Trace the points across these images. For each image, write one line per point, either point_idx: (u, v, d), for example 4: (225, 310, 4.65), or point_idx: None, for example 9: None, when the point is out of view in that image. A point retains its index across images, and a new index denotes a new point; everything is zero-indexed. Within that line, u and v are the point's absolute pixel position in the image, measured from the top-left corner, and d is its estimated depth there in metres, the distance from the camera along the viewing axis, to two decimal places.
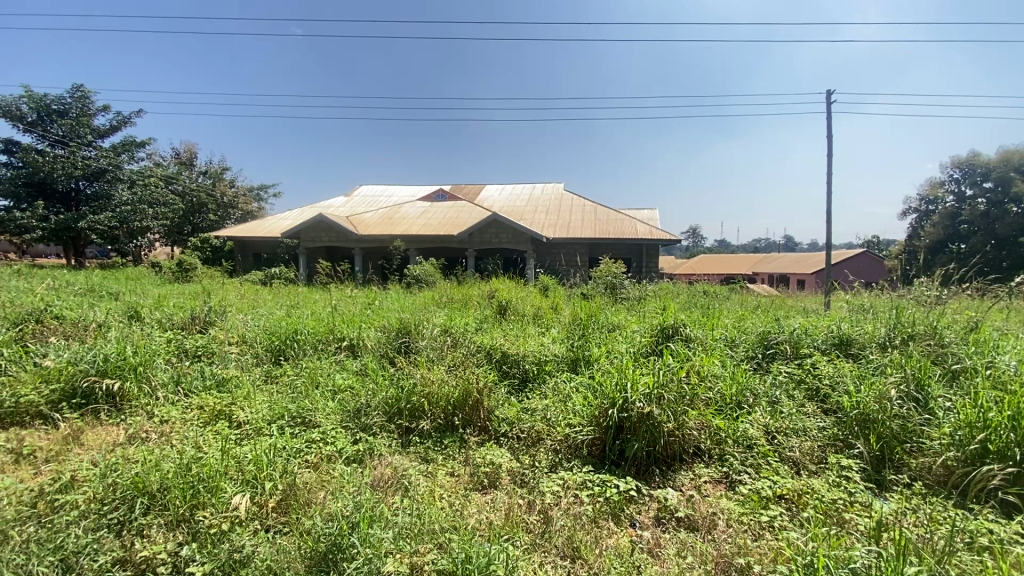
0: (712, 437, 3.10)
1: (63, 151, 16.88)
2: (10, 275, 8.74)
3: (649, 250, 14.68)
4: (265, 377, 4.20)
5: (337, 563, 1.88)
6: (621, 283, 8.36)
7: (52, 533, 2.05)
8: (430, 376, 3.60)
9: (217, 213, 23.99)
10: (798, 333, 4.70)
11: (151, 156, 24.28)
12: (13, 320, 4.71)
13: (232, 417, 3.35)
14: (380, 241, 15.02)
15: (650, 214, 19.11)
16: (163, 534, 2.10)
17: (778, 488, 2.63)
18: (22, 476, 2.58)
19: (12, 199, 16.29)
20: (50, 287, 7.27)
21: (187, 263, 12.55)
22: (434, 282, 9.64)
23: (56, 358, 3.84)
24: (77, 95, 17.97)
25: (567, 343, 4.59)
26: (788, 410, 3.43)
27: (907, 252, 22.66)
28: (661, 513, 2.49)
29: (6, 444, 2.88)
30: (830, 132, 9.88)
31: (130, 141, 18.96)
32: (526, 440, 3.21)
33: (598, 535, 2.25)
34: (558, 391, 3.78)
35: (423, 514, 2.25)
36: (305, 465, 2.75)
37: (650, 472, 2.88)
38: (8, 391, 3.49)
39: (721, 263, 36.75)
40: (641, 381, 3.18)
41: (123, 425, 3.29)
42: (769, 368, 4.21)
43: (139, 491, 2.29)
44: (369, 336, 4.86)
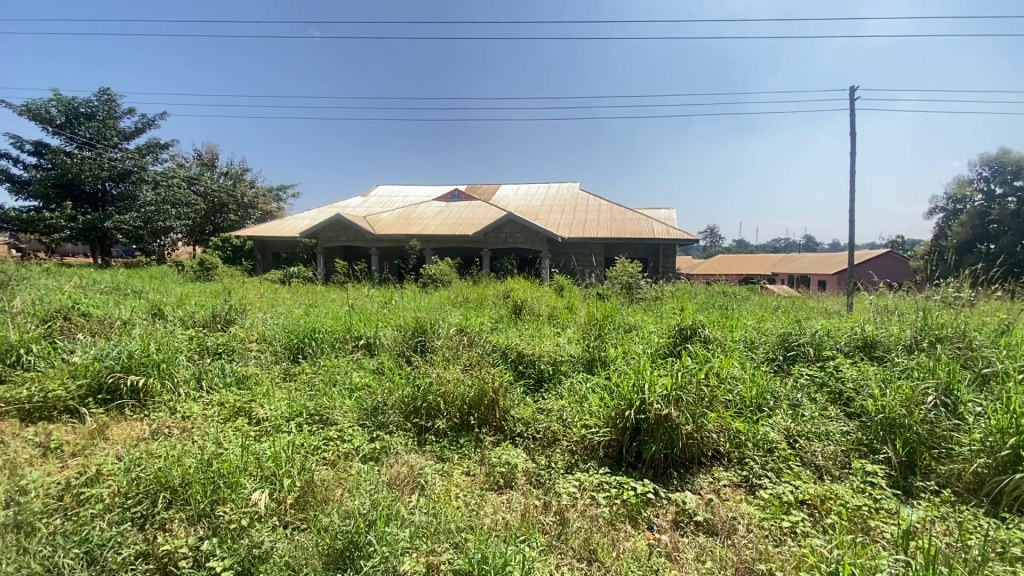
0: (731, 440, 3.05)
1: (91, 153, 17.33)
2: (40, 274, 9.00)
3: (666, 250, 14.56)
4: (283, 375, 4.24)
5: (354, 561, 1.89)
6: (638, 282, 8.25)
7: (78, 526, 2.11)
8: (446, 375, 3.61)
9: (238, 213, 24.42)
10: (820, 334, 4.59)
11: (174, 158, 24.86)
12: (43, 317, 4.83)
13: (252, 414, 3.40)
14: (396, 240, 15.09)
15: (668, 214, 18.88)
16: (185, 528, 2.13)
17: (800, 493, 2.57)
18: (51, 469, 2.65)
19: (42, 200, 16.76)
20: (78, 286, 7.46)
21: (209, 262, 12.77)
22: (450, 282, 9.65)
23: (84, 355, 3.94)
24: (104, 98, 18.43)
25: (583, 343, 4.56)
26: (810, 413, 3.35)
27: (933, 252, 22.06)
28: (679, 516, 2.46)
29: (35, 438, 2.97)
30: (854, 129, 9.64)
31: (154, 143, 19.39)
32: (542, 440, 3.19)
33: (615, 537, 2.22)
34: (575, 391, 3.76)
35: (439, 513, 2.24)
36: (323, 463, 2.78)
37: (668, 475, 2.85)
38: (37, 386, 3.59)
39: (741, 263, 36.24)
40: (659, 383, 3.14)
41: (146, 420, 3.36)
42: (790, 370, 4.14)
43: (162, 486, 2.34)
44: (386, 335, 4.88)
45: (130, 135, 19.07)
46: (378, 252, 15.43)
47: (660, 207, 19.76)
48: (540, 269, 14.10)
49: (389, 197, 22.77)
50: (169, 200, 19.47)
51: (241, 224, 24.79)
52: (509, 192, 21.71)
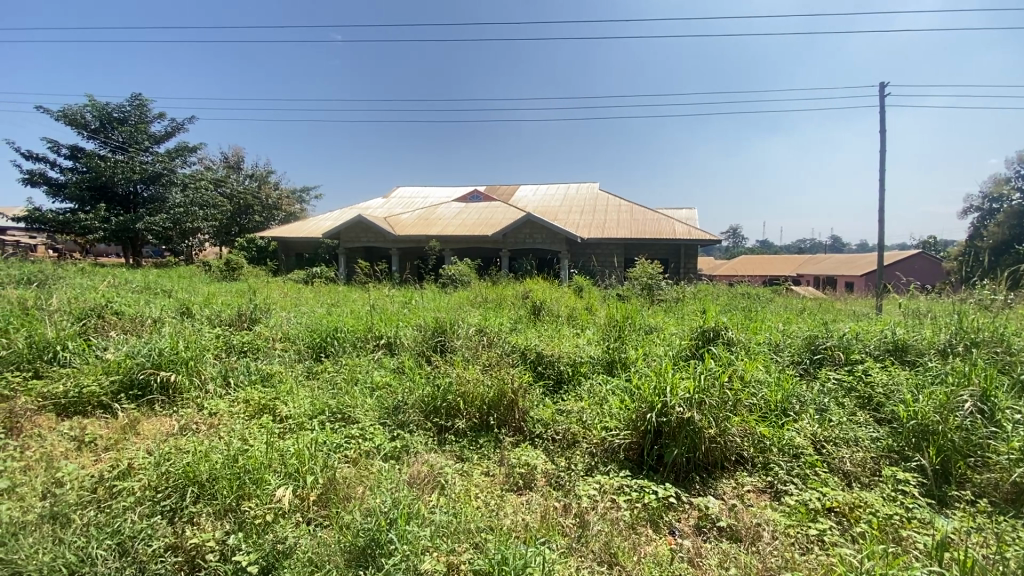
0: (755, 445, 2.99)
1: (123, 157, 17.88)
2: (75, 274, 9.32)
3: (687, 251, 14.37)
4: (306, 374, 4.31)
5: (376, 559, 1.91)
6: (658, 283, 8.15)
7: (110, 518, 2.18)
8: (465, 375, 3.62)
9: (263, 215, 24.95)
10: (848, 337, 4.47)
11: (202, 161, 25.56)
12: (78, 315, 5.00)
13: (276, 412, 3.46)
14: (416, 240, 15.18)
15: (689, 214, 18.65)
16: (212, 523, 2.18)
17: (828, 500, 2.50)
18: (85, 462, 2.74)
19: (77, 202, 17.38)
20: (111, 285, 7.72)
21: (235, 262, 13.06)
22: (469, 282, 9.69)
23: (116, 352, 4.08)
24: (135, 103, 19.01)
25: (603, 345, 4.53)
26: (838, 417, 3.27)
27: (967, 252, 21.30)
28: (702, 521, 2.42)
29: (71, 432, 3.08)
30: (884, 127, 9.38)
31: (183, 146, 19.92)
32: (561, 442, 3.18)
33: (635, 541, 2.20)
34: (595, 393, 3.73)
35: (460, 513, 2.25)
36: (345, 461, 2.81)
37: (690, 480, 2.80)
38: (73, 381, 3.73)
39: (765, 263, 35.70)
40: (681, 385, 3.10)
41: (175, 416, 3.45)
42: (816, 374, 4.03)
43: (190, 480, 2.40)
44: (406, 334, 4.92)
45: (160, 138, 19.63)
46: (399, 252, 15.55)
47: (681, 207, 19.53)
48: (559, 269, 14.07)
49: (409, 198, 23.01)
50: (197, 202, 20.02)
51: (266, 225, 25.33)
52: (528, 193, 21.71)
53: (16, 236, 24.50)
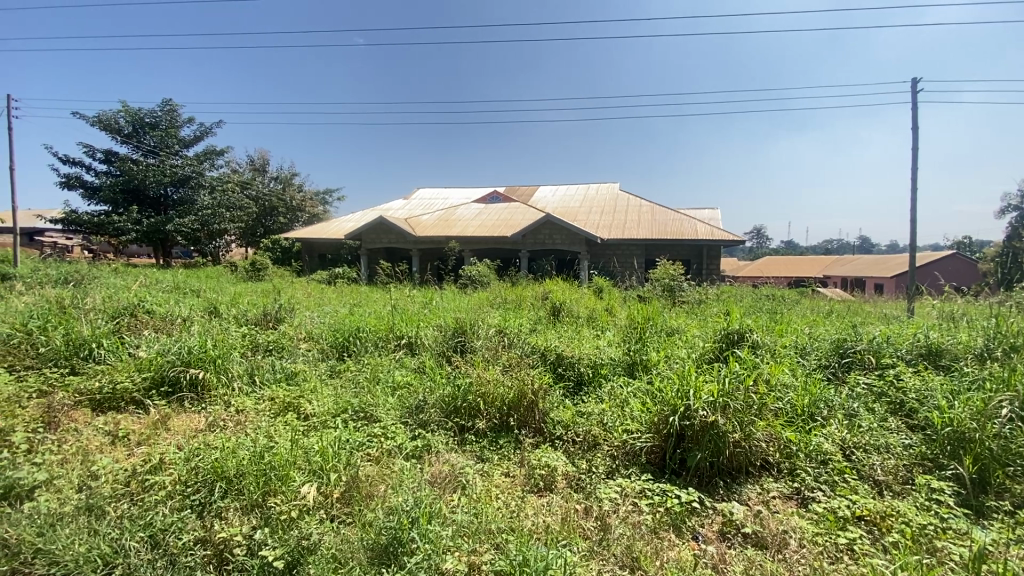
0: (782, 450, 2.92)
1: (155, 160, 18.44)
2: (109, 274, 9.65)
3: (710, 252, 14.15)
4: (329, 373, 4.37)
5: (398, 556, 1.93)
6: (680, 284, 8.02)
7: (143, 511, 2.26)
8: (485, 375, 3.63)
9: (287, 216, 25.45)
10: (879, 340, 4.34)
11: (229, 164, 26.22)
12: (112, 313, 5.18)
13: (301, 410, 3.53)
14: (436, 241, 15.26)
15: (712, 214, 18.37)
16: (240, 517, 2.23)
17: (857, 508, 2.43)
18: (119, 456, 2.83)
19: (111, 205, 18.00)
20: (143, 284, 7.97)
21: (261, 262, 13.35)
22: (489, 283, 9.72)
23: (148, 350, 4.20)
24: (166, 108, 19.56)
25: (624, 347, 4.48)
26: (868, 423, 3.17)
27: (1005, 253, 20.46)
28: (726, 527, 2.37)
29: (106, 427, 3.19)
30: (916, 124, 9.08)
31: (211, 150, 20.44)
32: (582, 444, 3.15)
33: (658, 546, 2.16)
34: (615, 395, 3.69)
35: (481, 513, 2.26)
36: (368, 459, 2.84)
37: (713, 485, 2.75)
38: (107, 377, 3.85)
39: (794, 262, 35.07)
40: (704, 389, 3.06)
41: (203, 413, 3.53)
42: (845, 378, 3.92)
43: (218, 475, 2.46)
44: (426, 334, 4.96)
45: (189, 142, 20.16)
46: (419, 253, 15.67)
47: (704, 207, 19.26)
48: (579, 270, 14.01)
49: (430, 199, 23.20)
50: (224, 204, 20.52)
51: (290, 226, 25.85)
52: (548, 193, 21.69)
53: (54, 238, 25.56)
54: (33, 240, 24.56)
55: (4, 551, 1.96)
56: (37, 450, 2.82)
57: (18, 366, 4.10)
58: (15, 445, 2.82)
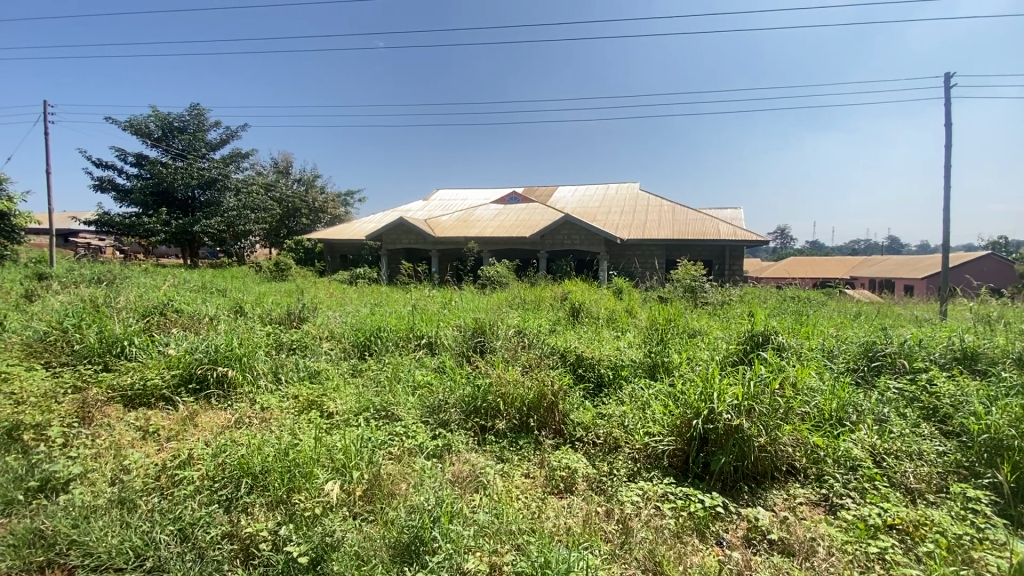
0: (809, 455, 2.85)
1: (183, 163, 18.95)
2: (139, 274, 9.95)
3: (732, 252, 13.92)
4: (351, 371, 4.42)
5: (420, 555, 1.95)
6: (702, 285, 7.91)
7: (173, 505, 2.32)
8: (506, 376, 3.63)
9: (309, 218, 25.89)
10: (910, 344, 4.21)
11: (254, 166, 26.80)
12: (142, 312, 5.33)
13: (324, 408, 3.57)
14: (454, 242, 15.34)
15: (735, 214, 18.06)
16: (265, 514, 2.27)
17: (889, 516, 2.36)
18: (150, 451, 2.91)
19: (141, 207, 18.57)
20: (172, 284, 8.20)
21: (284, 263, 13.61)
22: (507, 283, 9.73)
23: (177, 348, 4.32)
24: (194, 113, 20.07)
25: (644, 348, 4.43)
26: (899, 429, 3.08)
27: None
28: (752, 533, 2.32)
29: (137, 423, 3.29)
30: (949, 120, 8.79)
31: (237, 153, 20.91)
32: (602, 446, 3.13)
33: (681, 551, 2.13)
34: (636, 397, 3.65)
35: (502, 513, 2.26)
36: (390, 457, 2.86)
37: (738, 489, 2.70)
38: (138, 373, 3.96)
39: (820, 262, 34.35)
40: (729, 392, 3.01)
41: (230, 410, 3.61)
42: (875, 383, 3.81)
43: (245, 472, 2.50)
44: (446, 334, 4.99)
45: (216, 145, 20.65)
46: (438, 254, 15.77)
47: (726, 207, 18.95)
48: (598, 271, 13.92)
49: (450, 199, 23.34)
50: (249, 205, 20.96)
51: (312, 227, 26.31)
52: (567, 194, 21.61)
53: (87, 239, 26.46)
54: (67, 240, 25.49)
55: (41, 541, 2.07)
56: (72, 444, 2.92)
57: (54, 362, 4.25)
58: (52, 439, 2.93)
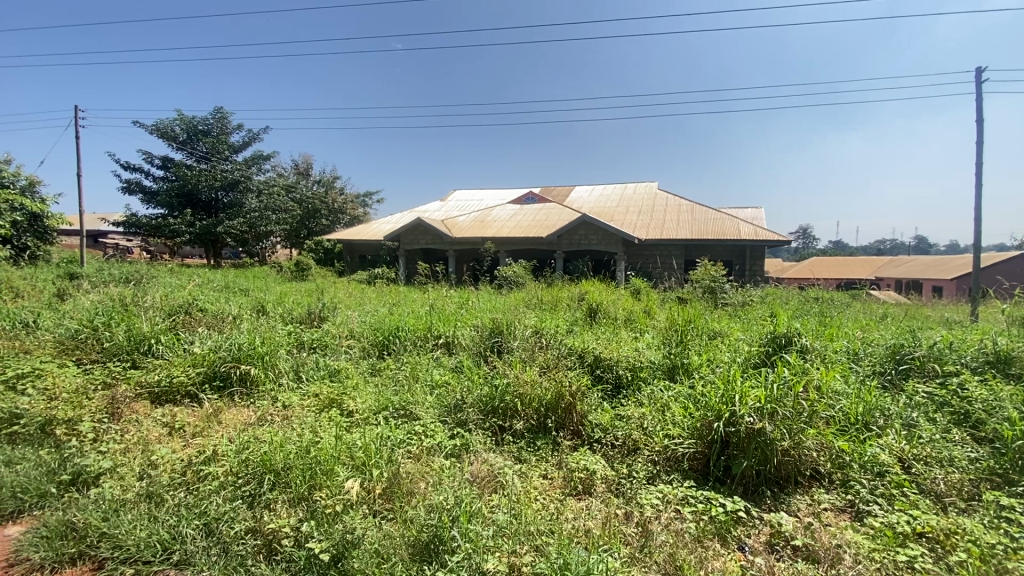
0: (833, 460, 2.79)
1: (207, 166, 19.38)
2: (165, 273, 10.20)
3: (753, 252, 13.70)
4: (371, 370, 4.47)
5: (439, 554, 1.96)
6: (721, 286, 7.80)
7: (198, 500, 2.38)
8: (523, 376, 3.62)
9: (329, 219, 26.27)
10: (939, 347, 4.09)
11: (275, 168, 27.29)
12: (168, 311, 5.46)
13: (344, 406, 3.61)
14: (471, 242, 15.40)
15: (756, 214, 17.75)
16: (287, 510, 2.30)
17: (918, 524, 2.29)
18: (176, 446, 2.98)
19: (167, 208, 19.05)
20: (196, 284, 8.39)
21: (304, 263, 13.82)
22: (524, 283, 9.73)
23: (202, 346, 4.41)
24: (218, 116, 20.48)
25: (663, 350, 4.38)
26: (928, 434, 2.99)
27: None
28: (774, 538, 2.28)
29: (164, 419, 3.37)
30: (980, 115, 8.51)
31: (259, 155, 21.31)
32: (621, 448, 3.10)
33: (702, 555, 2.10)
34: (655, 399, 3.61)
35: (520, 514, 2.26)
36: (408, 456, 2.88)
37: (760, 494, 2.66)
38: (165, 371, 4.07)
39: (845, 262, 33.62)
40: (751, 395, 2.96)
41: (253, 407, 3.68)
42: (903, 386, 3.71)
43: (267, 468, 2.54)
44: (463, 334, 5.00)
45: (238, 148, 21.06)
46: (455, 254, 15.85)
47: (747, 207, 18.66)
48: (616, 271, 13.83)
49: (467, 200, 23.43)
50: (270, 207, 21.33)
51: (332, 228, 26.68)
52: (584, 193, 21.52)
53: (115, 240, 27.23)
54: (97, 241, 26.29)
55: (73, 533, 2.15)
56: (102, 439, 3.01)
57: (85, 359, 4.39)
58: (84, 434, 3.03)
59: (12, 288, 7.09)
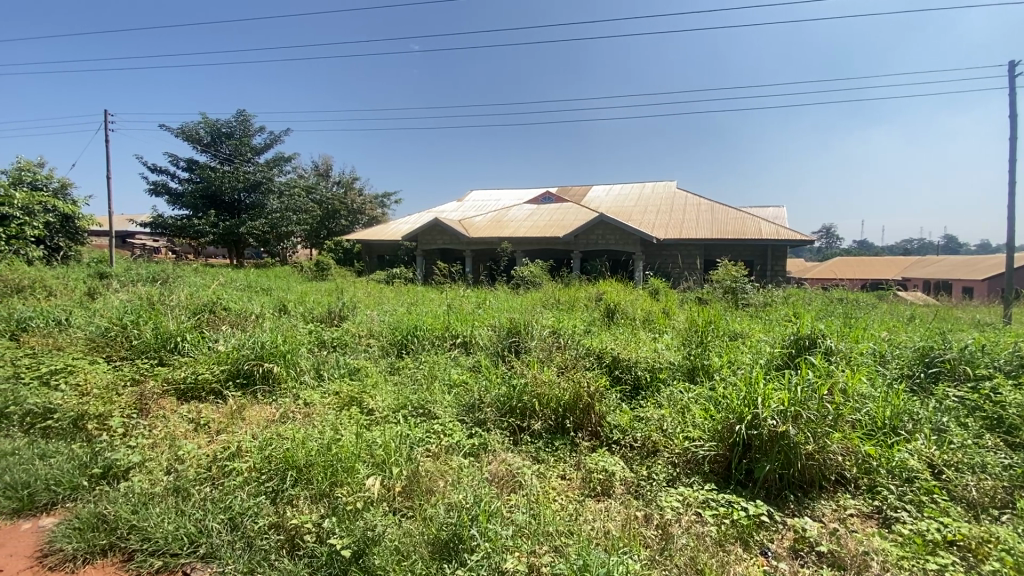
0: (860, 465, 2.73)
1: (230, 167, 19.79)
2: (190, 272, 10.43)
3: (775, 251, 13.47)
4: (390, 369, 4.52)
5: (459, 553, 1.97)
6: (742, 286, 7.69)
7: (223, 494, 2.43)
8: (541, 376, 3.61)
9: (348, 220, 26.59)
10: (971, 349, 3.96)
11: (295, 170, 27.74)
12: (193, 309, 5.59)
13: (364, 404, 3.66)
14: (488, 241, 15.44)
15: (777, 212, 17.43)
16: (310, 506, 2.34)
17: (950, 532, 2.22)
18: (201, 442, 3.06)
19: (192, 210, 19.52)
20: (220, 283, 8.56)
21: (324, 263, 14.02)
22: (541, 283, 9.72)
23: (226, 345, 4.51)
24: (241, 118, 20.89)
25: (683, 351, 4.33)
26: (960, 440, 2.89)
27: None
28: (798, 544, 2.24)
29: (189, 415, 3.45)
30: (1014, 111, 8.22)
31: (280, 156, 21.69)
32: (641, 450, 3.08)
33: (724, 559, 2.07)
34: (675, 401, 3.57)
35: (539, 514, 2.26)
36: (427, 454, 2.90)
37: (783, 498, 2.61)
38: (191, 368, 4.17)
39: (871, 262, 32.81)
40: (774, 397, 2.91)
41: (275, 404, 3.74)
42: (933, 390, 3.60)
43: (289, 464, 2.58)
44: (481, 334, 5.01)
45: (260, 150, 21.46)
46: (472, 254, 15.91)
47: (768, 206, 18.32)
48: (633, 271, 13.72)
49: (484, 201, 23.48)
50: (290, 207, 21.66)
51: (351, 228, 27.01)
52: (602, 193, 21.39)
53: (142, 241, 27.99)
54: (126, 242, 27.08)
55: (104, 525, 2.22)
56: (131, 434, 3.10)
57: (115, 356, 4.52)
58: (114, 429, 3.12)
59: (45, 287, 7.32)
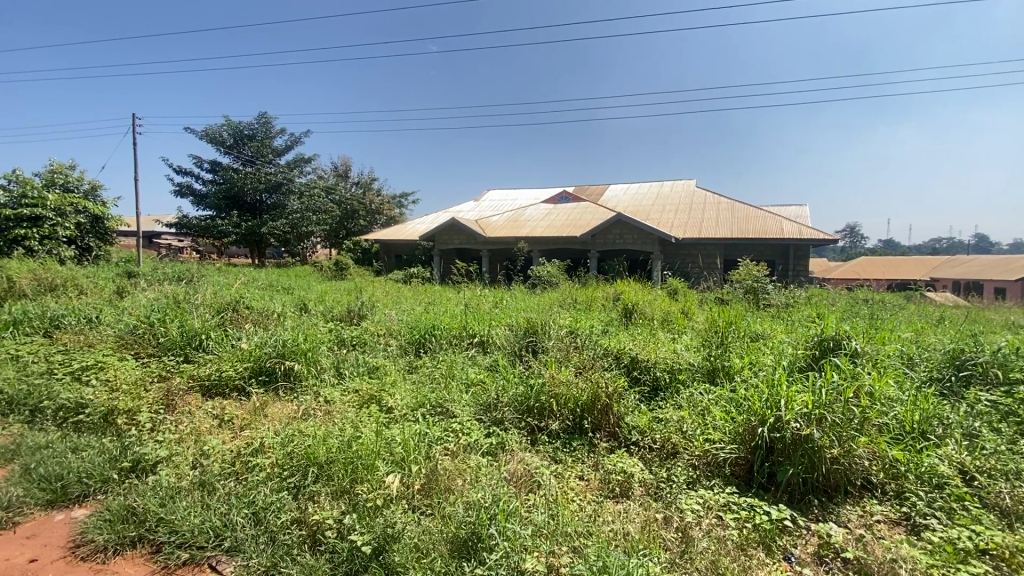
0: (887, 470, 2.66)
1: (252, 169, 20.16)
2: (214, 272, 10.65)
3: (797, 251, 13.25)
4: (408, 368, 4.55)
5: (478, 552, 1.98)
6: (764, 287, 7.57)
7: (247, 489, 2.48)
8: (559, 376, 3.60)
9: (367, 220, 26.85)
10: (1004, 352, 3.83)
11: (315, 171, 28.13)
12: (217, 308, 5.71)
13: (383, 402, 3.69)
14: (504, 241, 15.45)
15: (799, 211, 17.11)
16: (331, 502, 2.37)
17: (983, 540, 2.14)
18: (226, 437, 3.13)
19: (215, 210, 19.94)
20: (243, 282, 8.72)
21: (342, 262, 14.18)
22: (558, 283, 9.69)
23: (249, 343, 4.60)
24: (263, 121, 21.27)
25: (703, 351, 4.28)
26: (992, 446, 2.80)
27: None
28: (823, 550, 2.20)
29: (214, 411, 3.53)
30: None
31: (301, 158, 22.02)
32: (660, 451, 3.06)
33: (746, 563, 2.04)
34: (695, 402, 3.53)
35: (558, 514, 2.26)
36: (446, 453, 2.92)
37: (807, 503, 2.56)
38: (215, 365, 4.25)
39: (897, 262, 31.99)
40: (797, 400, 2.85)
41: (296, 401, 3.81)
42: (964, 394, 3.50)
43: (311, 461, 2.62)
44: (498, 334, 5.02)
45: (281, 151, 21.82)
46: (488, 253, 15.94)
47: (790, 206, 18.01)
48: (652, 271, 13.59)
49: (500, 200, 23.49)
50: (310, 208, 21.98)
51: (369, 228, 27.28)
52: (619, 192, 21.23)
53: (168, 241, 28.69)
54: (152, 242, 27.78)
55: (133, 517, 2.28)
56: (159, 429, 3.18)
57: (143, 353, 4.64)
58: (142, 424, 3.21)
59: (76, 286, 7.55)
